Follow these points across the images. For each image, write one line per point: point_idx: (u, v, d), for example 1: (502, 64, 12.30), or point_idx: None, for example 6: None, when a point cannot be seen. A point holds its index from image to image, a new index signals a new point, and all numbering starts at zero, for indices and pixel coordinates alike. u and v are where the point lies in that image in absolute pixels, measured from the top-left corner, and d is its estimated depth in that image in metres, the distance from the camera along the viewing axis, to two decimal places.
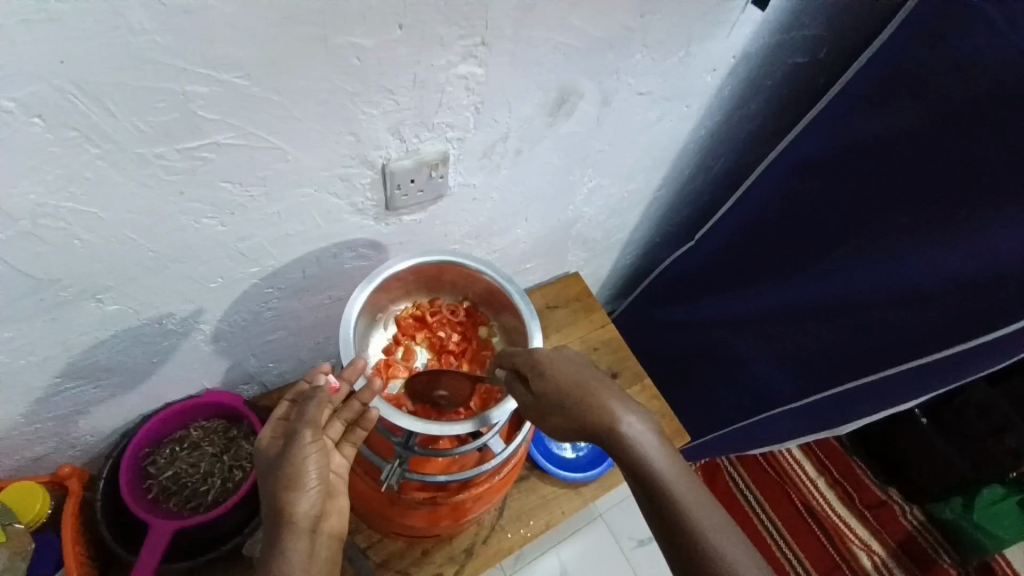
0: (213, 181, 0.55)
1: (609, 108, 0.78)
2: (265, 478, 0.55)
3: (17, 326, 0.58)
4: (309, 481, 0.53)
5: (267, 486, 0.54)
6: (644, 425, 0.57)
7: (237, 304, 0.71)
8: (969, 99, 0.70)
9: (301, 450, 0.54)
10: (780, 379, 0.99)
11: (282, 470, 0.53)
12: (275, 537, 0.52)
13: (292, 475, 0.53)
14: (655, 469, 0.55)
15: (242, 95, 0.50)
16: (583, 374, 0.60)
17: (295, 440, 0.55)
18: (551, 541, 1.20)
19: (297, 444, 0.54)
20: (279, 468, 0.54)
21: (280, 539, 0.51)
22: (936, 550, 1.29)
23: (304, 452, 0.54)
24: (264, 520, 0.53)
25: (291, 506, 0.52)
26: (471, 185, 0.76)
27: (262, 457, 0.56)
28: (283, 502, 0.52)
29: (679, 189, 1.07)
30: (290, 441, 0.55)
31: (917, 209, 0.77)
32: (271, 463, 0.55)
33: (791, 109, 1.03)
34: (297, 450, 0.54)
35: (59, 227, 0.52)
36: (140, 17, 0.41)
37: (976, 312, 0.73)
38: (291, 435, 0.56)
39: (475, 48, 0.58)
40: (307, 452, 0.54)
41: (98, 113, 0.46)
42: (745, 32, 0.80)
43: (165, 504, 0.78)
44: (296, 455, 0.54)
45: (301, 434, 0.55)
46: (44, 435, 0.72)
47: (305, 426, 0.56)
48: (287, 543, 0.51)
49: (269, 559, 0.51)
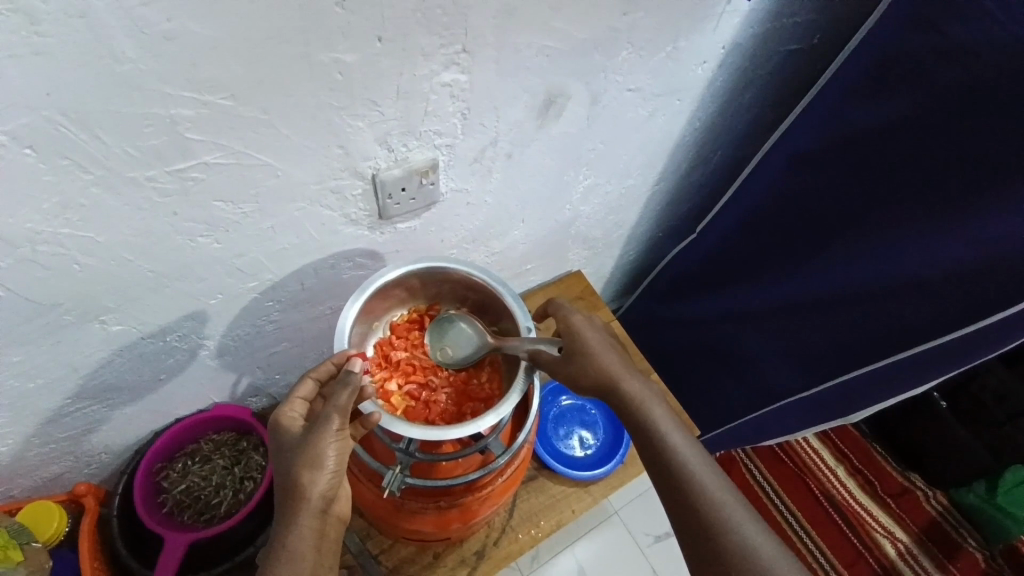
0: (206, 201, 0.57)
1: (599, 107, 0.78)
2: (287, 455, 0.56)
3: (25, 350, 0.59)
4: (328, 464, 0.54)
5: (287, 463, 0.55)
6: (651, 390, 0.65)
7: (239, 319, 0.72)
8: (966, 77, 0.69)
9: (328, 435, 0.55)
10: (789, 369, 0.98)
11: (306, 451, 0.55)
12: (290, 516, 0.53)
13: (319, 457, 0.54)
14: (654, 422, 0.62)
15: (229, 115, 0.51)
16: (599, 341, 0.67)
17: (324, 425, 0.56)
18: (567, 541, 1.20)
19: (325, 428, 0.55)
20: (303, 448, 0.55)
21: (296, 519, 0.53)
22: (961, 534, 1.27)
23: (331, 437, 0.55)
24: (278, 496, 0.55)
25: (311, 487, 0.53)
26: (464, 190, 0.76)
27: (283, 435, 0.57)
28: (303, 481, 0.53)
29: (678, 183, 1.06)
30: (318, 424, 0.56)
31: (920, 191, 0.76)
32: (292, 442, 0.56)
33: (787, 97, 1.01)
34: (325, 433, 0.55)
35: (59, 252, 0.53)
36: (123, 46, 0.43)
37: (984, 294, 0.72)
38: (320, 418, 0.56)
39: (457, 56, 0.59)
40: (334, 437, 0.55)
41: (88, 140, 0.47)
42: (732, 23, 0.79)
43: (180, 517, 0.79)
44: (322, 438, 0.55)
45: (329, 418, 0.56)
46: (59, 454, 0.74)
47: (334, 410, 0.56)
48: (299, 522, 0.53)
49: (281, 536, 0.52)
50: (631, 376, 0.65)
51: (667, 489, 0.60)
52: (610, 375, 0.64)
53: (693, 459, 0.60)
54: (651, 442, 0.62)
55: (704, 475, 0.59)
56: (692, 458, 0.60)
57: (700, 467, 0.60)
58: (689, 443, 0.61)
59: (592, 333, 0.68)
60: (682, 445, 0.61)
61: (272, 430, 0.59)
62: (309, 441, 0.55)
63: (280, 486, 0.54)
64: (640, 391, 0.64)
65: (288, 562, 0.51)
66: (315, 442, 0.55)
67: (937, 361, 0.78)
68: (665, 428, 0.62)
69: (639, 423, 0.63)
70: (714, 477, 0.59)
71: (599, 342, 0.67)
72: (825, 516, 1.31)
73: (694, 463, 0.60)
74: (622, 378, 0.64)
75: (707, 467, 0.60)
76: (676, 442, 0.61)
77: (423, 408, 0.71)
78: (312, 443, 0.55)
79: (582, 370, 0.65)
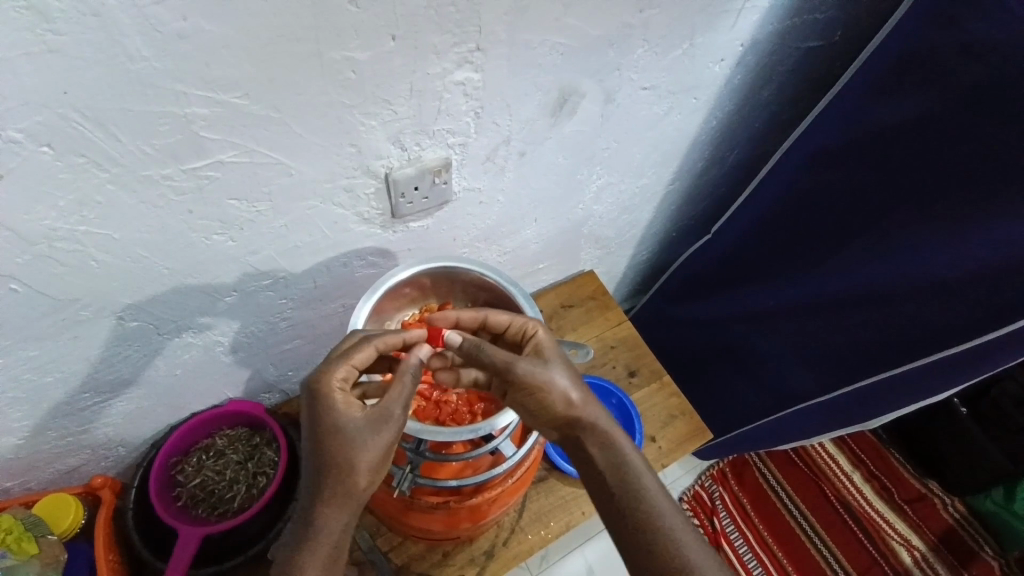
0: (220, 199, 0.57)
1: (613, 105, 0.77)
2: (341, 441, 0.54)
3: (42, 345, 0.60)
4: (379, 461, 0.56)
5: (335, 451, 0.54)
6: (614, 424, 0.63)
7: (252, 316, 0.73)
8: (993, 76, 0.67)
9: (390, 433, 0.56)
10: (804, 373, 0.97)
11: (362, 447, 0.54)
12: (331, 503, 0.55)
13: (377, 455, 0.55)
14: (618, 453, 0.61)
15: (243, 114, 0.51)
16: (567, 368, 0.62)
17: (388, 424, 0.55)
18: (576, 541, 1.19)
19: (390, 430, 0.55)
20: (359, 442, 0.54)
21: (341, 508, 0.55)
22: (979, 542, 1.25)
23: (392, 436, 0.56)
24: (321, 479, 0.55)
25: (362, 483, 0.55)
26: (475, 188, 0.76)
27: (336, 413, 0.55)
28: (352, 476, 0.54)
29: (693, 183, 1.05)
30: (382, 421, 0.55)
31: (943, 193, 0.74)
32: (348, 432, 0.54)
33: (806, 95, 1.00)
34: (386, 430, 0.55)
35: (75, 249, 0.54)
36: (138, 44, 0.43)
37: (1009, 299, 0.70)
38: (384, 413, 0.56)
39: (469, 54, 0.58)
40: (394, 436, 0.56)
41: (104, 138, 0.47)
42: (751, 19, 0.78)
43: (194, 510, 0.80)
44: (384, 436, 0.55)
45: (394, 420, 0.56)
46: (76, 446, 0.75)
47: (402, 411, 0.56)
48: (338, 509, 0.55)
49: (322, 520, 0.55)
50: (596, 406, 0.62)
51: (628, 532, 0.59)
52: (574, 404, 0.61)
53: (657, 497, 0.59)
54: (615, 480, 0.60)
55: (670, 516, 0.58)
56: (655, 497, 0.59)
57: (664, 505, 0.59)
58: (653, 480, 0.61)
59: (557, 356, 0.62)
60: (647, 482, 0.60)
61: (320, 399, 0.55)
62: (369, 436, 0.55)
63: (327, 470, 0.54)
64: (607, 423, 0.62)
65: (328, 547, 0.55)
66: (375, 438, 0.55)
67: (957, 366, 0.77)
68: (631, 463, 0.61)
69: (602, 458, 0.61)
70: (677, 517, 0.59)
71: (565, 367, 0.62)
72: (840, 521, 1.29)
73: (660, 501, 0.59)
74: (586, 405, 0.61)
75: (670, 505, 0.59)
76: (643, 479, 0.60)
77: (433, 408, 0.69)
78: (372, 440, 0.55)
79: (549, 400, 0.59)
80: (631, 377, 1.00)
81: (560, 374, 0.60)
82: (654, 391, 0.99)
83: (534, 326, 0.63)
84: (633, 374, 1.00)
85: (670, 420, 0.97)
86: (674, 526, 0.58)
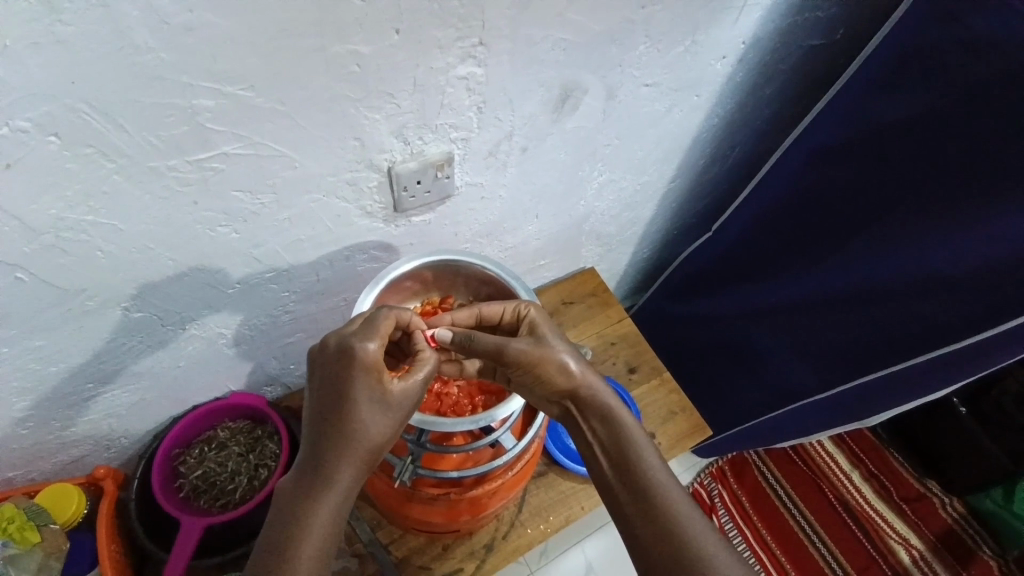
0: (225, 191, 0.57)
1: (615, 101, 0.77)
2: (375, 406, 0.55)
3: (48, 335, 0.61)
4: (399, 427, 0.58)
5: (367, 412, 0.55)
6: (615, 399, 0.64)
7: (255, 309, 0.73)
8: (993, 74, 0.67)
9: (409, 410, 0.58)
10: (804, 370, 0.97)
11: (390, 411, 0.56)
12: (352, 465, 0.54)
13: (394, 428, 0.57)
14: (618, 424, 0.62)
15: (248, 107, 0.52)
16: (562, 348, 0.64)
17: (415, 392, 0.58)
18: (575, 537, 1.20)
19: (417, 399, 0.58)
20: (387, 407, 0.56)
21: (354, 474, 0.54)
22: (977, 542, 1.25)
23: (409, 412, 0.58)
24: (339, 440, 0.54)
25: (376, 451, 0.56)
26: (478, 184, 0.76)
27: (369, 378, 0.55)
28: (376, 439, 0.55)
29: (694, 180, 1.05)
30: (407, 396, 0.57)
31: (943, 191, 0.74)
32: (381, 394, 0.56)
33: (808, 93, 1.00)
34: (407, 406, 0.58)
35: (81, 240, 0.54)
36: (145, 36, 0.43)
37: (1008, 296, 0.70)
38: (411, 389, 0.58)
39: (473, 49, 0.59)
40: (410, 413, 0.58)
41: (111, 129, 0.48)
42: (752, 17, 0.79)
43: (196, 502, 0.81)
44: (409, 405, 0.58)
45: (421, 391, 0.59)
46: (80, 437, 0.76)
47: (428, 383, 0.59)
48: (356, 472, 0.55)
49: (334, 481, 0.53)
50: (596, 380, 0.64)
51: (630, 502, 0.58)
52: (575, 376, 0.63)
53: (659, 470, 0.59)
54: (618, 452, 0.61)
55: (671, 488, 0.58)
56: (657, 469, 0.59)
57: (666, 478, 0.59)
58: (656, 455, 0.61)
59: (558, 334, 0.65)
60: (649, 455, 0.60)
61: (356, 360, 0.55)
62: (397, 401, 0.57)
63: (349, 434, 0.54)
64: (607, 397, 0.63)
65: (335, 512, 0.53)
66: (398, 411, 0.57)
67: (955, 363, 0.77)
68: (633, 436, 0.61)
69: (605, 430, 0.62)
70: (679, 491, 0.58)
71: (565, 344, 0.65)
72: (839, 520, 1.29)
73: (661, 474, 0.59)
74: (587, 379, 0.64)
75: (672, 479, 0.59)
76: (645, 452, 0.60)
77: (435, 400, 0.70)
78: (398, 406, 0.57)
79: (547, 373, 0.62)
80: (631, 373, 1.00)
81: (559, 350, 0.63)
82: (653, 387, 1.00)
83: (531, 309, 0.66)
84: (633, 370, 1.00)
85: (669, 417, 0.98)
86: (676, 499, 0.57)
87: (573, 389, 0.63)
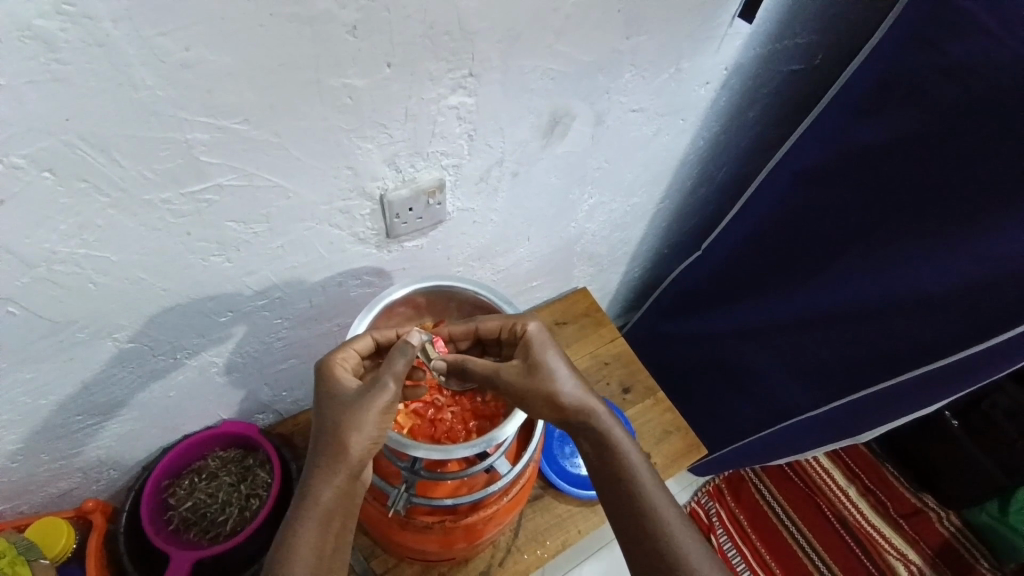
0: (219, 221, 0.58)
1: (603, 127, 0.79)
2: (343, 405, 0.57)
3: (37, 367, 0.60)
4: (371, 429, 0.56)
5: (331, 413, 0.56)
6: (610, 422, 0.62)
7: (247, 336, 0.73)
8: (967, 100, 0.69)
9: (377, 403, 0.56)
10: (797, 387, 0.98)
11: (358, 409, 0.56)
12: (324, 468, 0.55)
13: (368, 425, 0.56)
14: (612, 444, 0.61)
15: (242, 139, 0.52)
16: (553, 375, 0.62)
17: (376, 389, 0.57)
18: (574, 560, 1.18)
19: (379, 395, 0.56)
20: (353, 406, 0.56)
21: (336, 474, 0.55)
22: (974, 555, 1.24)
23: (380, 406, 0.56)
24: (320, 445, 0.56)
25: (354, 447, 0.55)
26: (470, 209, 0.77)
27: (340, 386, 0.58)
28: (343, 440, 0.55)
29: (683, 201, 1.07)
30: (369, 389, 0.57)
31: (925, 210, 0.76)
32: (346, 395, 0.57)
33: (791, 114, 1.02)
34: (375, 400, 0.56)
35: (75, 271, 0.54)
36: (142, 74, 0.44)
37: (994, 311, 0.71)
38: (376, 382, 0.57)
39: (464, 80, 0.60)
40: (387, 404, 0.57)
41: (107, 164, 0.48)
42: (734, 45, 0.81)
43: (186, 534, 0.80)
44: (375, 404, 0.56)
45: (384, 386, 0.57)
46: (68, 469, 0.75)
47: (389, 377, 0.57)
48: (329, 475, 0.55)
49: (318, 485, 0.55)
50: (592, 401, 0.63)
51: (637, 538, 0.58)
52: (578, 401, 0.62)
53: (663, 503, 0.59)
54: (621, 491, 0.60)
55: (675, 525, 0.58)
56: (653, 493, 0.60)
57: (670, 512, 0.59)
58: (659, 488, 0.60)
59: (558, 357, 0.63)
60: (648, 485, 0.60)
61: (324, 375, 0.59)
62: (360, 402, 0.56)
63: (326, 438, 0.56)
64: (604, 418, 0.62)
65: (319, 514, 0.54)
66: (364, 406, 0.56)
67: (944, 379, 0.78)
68: (633, 466, 0.61)
69: (608, 463, 0.61)
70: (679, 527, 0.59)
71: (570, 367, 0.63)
72: (837, 537, 1.28)
73: (660, 503, 0.59)
74: (591, 406, 0.62)
75: (674, 511, 0.59)
76: (639, 473, 0.60)
77: (428, 426, 0.69)
78: (363, 405, 0.56)
79: (552, 396, 0.61)
80: (625, 393, 1.00)
81: (559, 373, 0.62)
82: (647, 408, 1.00)
83: (527, 330, 0.64)
84: (626, 391, 1.01)
85: (665, 436, 0.97)
86: (678, 533, 0.58)
87: (564, 415, 0.62)
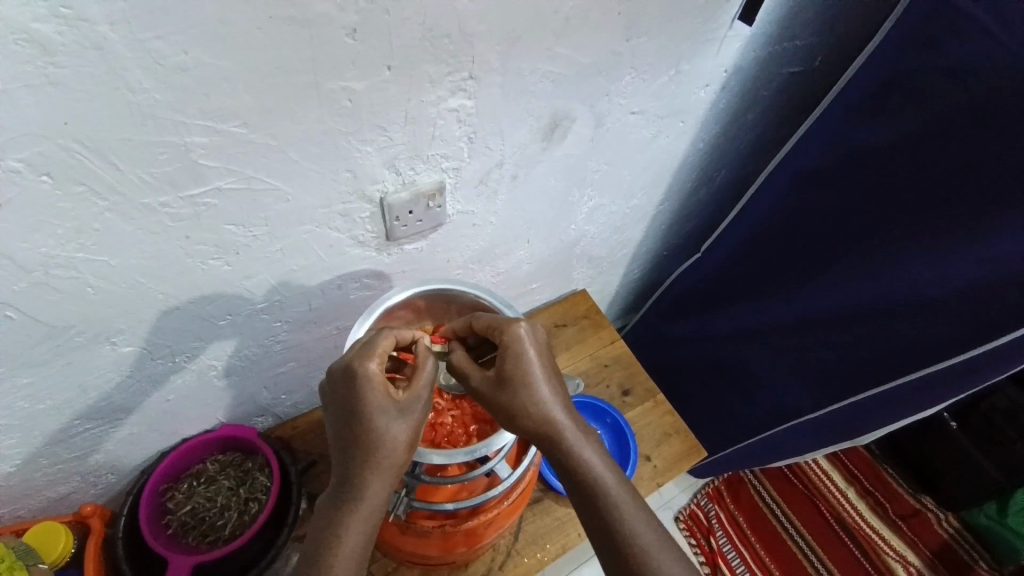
0: (218, 225, 0.57)
1: (603, 129, 0.79)
2: (393, 419, 0.56)
3: (34, 372, 0.60)
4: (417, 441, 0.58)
5: (381, 425, 0.55)
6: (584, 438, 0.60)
7: (246, 340, 0.73)
8: (967, 103, 0.69)
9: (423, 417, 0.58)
10: (797, 389, 0.98)
11: (410, 424, 0.56)
12: (375, 479, 0.55)
13: (417, 438, 0.57)
14: (585, 462, 0.59)
15: (241, 142, 0.52)
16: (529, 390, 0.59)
17: (422, 403, 0.58)
18: (573, 563, 1.18)
19: (424, 409, 0.58)
20: (403, 420, 0.56)
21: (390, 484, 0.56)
22: (973, 556, 1.24)
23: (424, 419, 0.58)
24: (369, 457, 0.55)
25: (405, 459, 0.57)
26: (470, 211, 0.77)
27: (377, 396, 0.56)
28: (395, 453, 0.55)
29: (682, 202, 1.06)
30: (416, 404, 0.57)
31: (925, 213, 0.76)
32: (392, 407, 0.56)
33: (790, 116, 1.02)
34: (422, 415, 0.58)
35: (72, 276, 0.54)
36: (139, 77, 0.44)
37: (994, 313, 0.71)
38: (416, 397, 0.58)
39: (464, 82, 0.60)
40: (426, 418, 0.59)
41: (105, 167, 0.48)
42: (733, 48, 0.81)
43: (185, 539, 0.79)
44: (423, 418, 0.58)
45: (424, 400, 0.58)
46: (66, 473, 0.74)
47: (428, 391, 0.58)
48: (381, 485, 0.55)
49: (372, 495, 0.54)
50: (564, 417, 0.60)
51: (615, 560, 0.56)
52: (550, 417, 0.60)
53: (639, 522, 0.57)
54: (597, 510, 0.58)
55: (652, 546, 0.56)
56: (630, 513, 0.57)
57: (644, 529, 0.57)
58: (636, 505, 0.58)
59: (536, 368, 0.60)
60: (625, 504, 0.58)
61: (362, 383, 0.56)
62: (410, 416, 0.57)
63: (377, 452, 0.55)
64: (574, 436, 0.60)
65: (372, 521, 0.55)
66: (414, 421, 0.57)
67: (945, 382, 0.78)
68: (604, 483, 0.58)
69: (581, 483, 0.59)
70: (660, 547, 0.56)
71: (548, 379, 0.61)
72: (837, 539, 1.28)
73: (637, 522, 0.57)
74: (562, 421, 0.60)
75: (652, 529, 0.57)
76: (612, 491, 0.58)
77: (429, 431, 0.69)
78: (415, 421, 0.57)
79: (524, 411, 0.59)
80: (625, 396, 1.00)
81: (537, 386, 0.59)
82: (647, 410, 1.00)
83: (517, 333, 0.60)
84: (626, 393, 1.00)
85: (665, 438, 0.97)
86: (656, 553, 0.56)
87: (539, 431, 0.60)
